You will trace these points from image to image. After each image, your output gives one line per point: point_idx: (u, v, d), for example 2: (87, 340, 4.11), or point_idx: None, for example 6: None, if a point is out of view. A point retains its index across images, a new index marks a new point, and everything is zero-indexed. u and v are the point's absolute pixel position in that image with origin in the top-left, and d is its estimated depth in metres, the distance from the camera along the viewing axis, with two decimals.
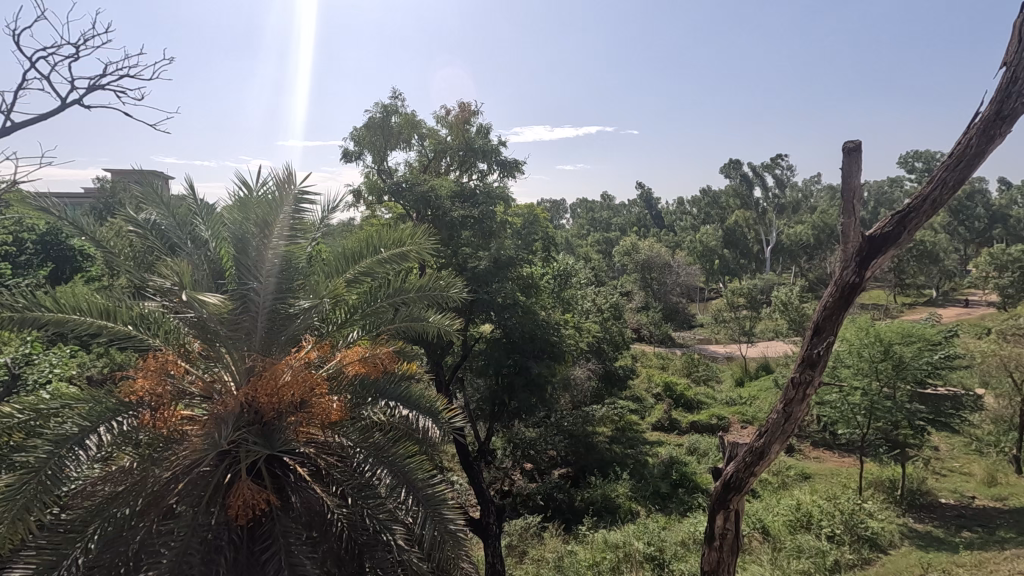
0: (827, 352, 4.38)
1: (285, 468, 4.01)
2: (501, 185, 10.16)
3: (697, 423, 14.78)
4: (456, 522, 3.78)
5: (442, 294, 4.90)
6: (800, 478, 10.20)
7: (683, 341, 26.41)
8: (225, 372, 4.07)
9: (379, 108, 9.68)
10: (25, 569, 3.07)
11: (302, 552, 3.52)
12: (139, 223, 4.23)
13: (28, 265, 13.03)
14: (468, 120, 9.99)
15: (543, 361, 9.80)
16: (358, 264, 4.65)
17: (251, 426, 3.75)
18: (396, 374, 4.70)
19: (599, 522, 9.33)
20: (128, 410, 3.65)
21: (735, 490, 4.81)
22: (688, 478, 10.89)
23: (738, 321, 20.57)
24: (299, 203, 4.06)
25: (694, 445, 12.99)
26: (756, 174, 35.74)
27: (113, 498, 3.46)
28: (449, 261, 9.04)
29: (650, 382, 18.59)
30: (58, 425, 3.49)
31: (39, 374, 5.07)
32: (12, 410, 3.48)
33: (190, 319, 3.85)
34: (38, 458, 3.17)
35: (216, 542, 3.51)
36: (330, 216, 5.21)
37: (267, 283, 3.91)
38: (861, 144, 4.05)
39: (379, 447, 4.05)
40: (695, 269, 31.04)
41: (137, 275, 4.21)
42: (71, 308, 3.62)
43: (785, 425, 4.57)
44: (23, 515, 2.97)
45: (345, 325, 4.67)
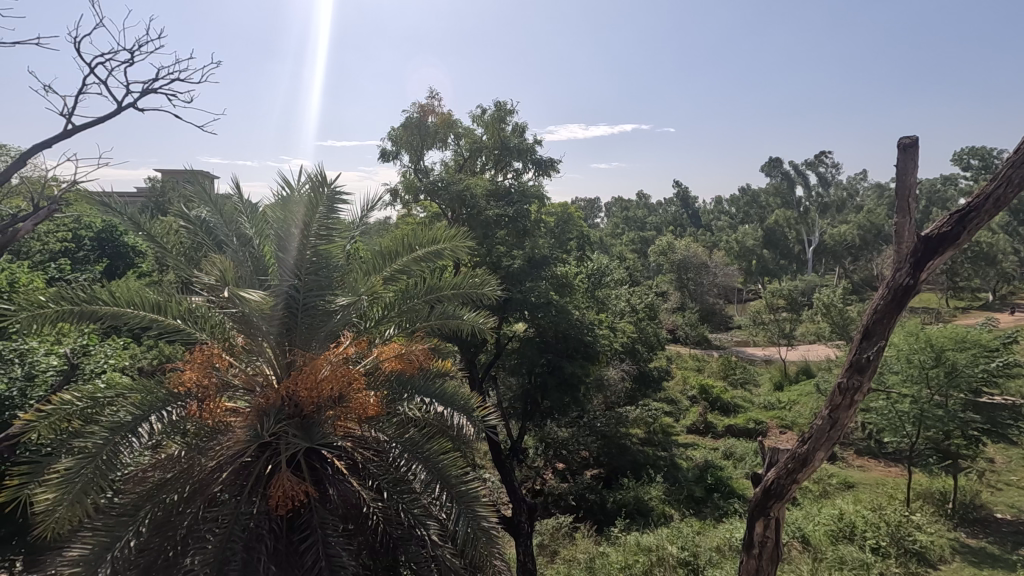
0: (877, 357, 4.21)
1: (324, 461, 4.07)
2: (537, 184, 10.16)
3: (734, 427, 14.43)
4: (489, 519, 3.79)
5: (477, 292, 4.94)
6: (843, 487, 9.86)
7: (720, 343, 25.87)
8: (266, 366, 4.18)
9: (416, 108, 9.83)
10: (81, 549, 3.24)
11: (339, 544, 3.62)
12: (190, 220, 4.40)
13: (85, 260, 13.75)
14: (504, 120, 10.03)
15: (577, 361, 9.73)
16: (395, 262, 4.71)
17: (291, 419, 3.86)
18: (431, 371, 4.72)
19: (631, 524, 9.21)
20: (175, 401, 3.75)
21: (776, 497, 4.67)
22: (723, 483, 10.67)
23: (778, 322, 20.00)
24: (334, 203, 4.14)
25: (730, 450, 12.70)
26: (799, 173, 34.77)
27: (162, 485, 3.62)
28: (483, 259, 9.06)
29: (685, 384, 18.25)
30: (113, 413, 3.66)
31: (95, 365, 5.61)
32: (72, 397, 3.68)
33: (234, 314, 4.00)
34: (95, 443, 3.34)
35: (257, 531, 3.60)
36: (369, 215, 5.27)
37: (307, 281, 4.02)
38: (918, 139, 3.87)
39: (414, 442, 4.10)
40: (732, 269, 30.41)
41: (185, 269, 4.37)
42: (125, 302, 3.80)
43: (831, 432, 4.40)
44: (81, 498, 3.17)
45: (382, 322, 4.74)
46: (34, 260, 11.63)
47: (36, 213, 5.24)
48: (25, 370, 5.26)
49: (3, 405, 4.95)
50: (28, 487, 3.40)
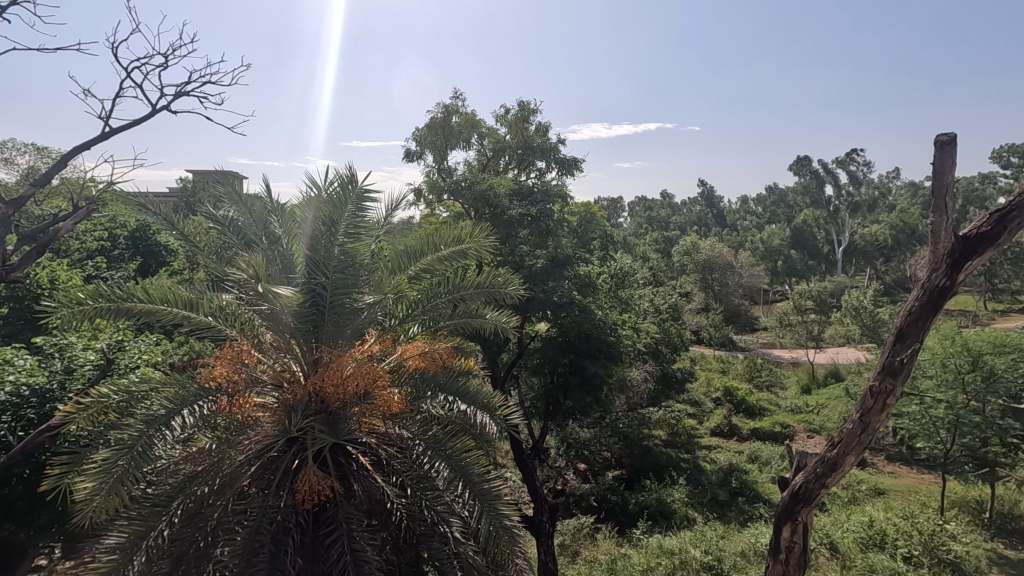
0: (911, 360, 4.10)
1: (349, 457, 4.13)
2: (560, 183, 10.15)
3: (760, 430, 14.19)
4: (512, 518, 3.80)
5: (500, 291, 4.95)
6: (873, 493, 9.61)
7: (745, 345, 25.45)
8: (294, 363, 4.27)
9: (441, 108, 9.90)
10: (117, 537, 3.36)
11: (363, 539, 3.67)
12: (219, 220, 4.47)
13: (120, 258, 14.20)
14: (528, 119, 10.05)
15: (600, 361, 9.66)
16: (419, 261, 4.76)
17: (317, 414, 3.93)
18: (455, 369, 4.73)
19: (653, 527, 9.11)
20: (206, 396, 3.83)
21: (804, 502, 4.58)
22: (748, 487, 10.49)
23: (806, 324, 19.56)
24: (362, 202, 4.20)
25: (755, 453, 12.49)
26: (829, 171, 34.00)
27: (194, 477, 3.72)
28: (506, 259, 9.11)
29: (709, 385, 18.01)
30: (147, 406, 3.77)
31: (130, 360, 5.87)
32: (108, 390, 3.80)
33: (264, 312, 4.10)
34: (130, 435, 3.45)
35: (285, 524, 3.68)
36: (393, 214, 5.33)
37: (335, 279, 4.06)
38: (956, 136, 3.77)
39: (437, 440, 4.13)
40: (758, 270, 29.92)
41: (217, 267, 4.47)
42: (159, 300, 3.91)
43: (862, 436, 4.30)
44: (117, 488, 3.29)
45: (406, 321, 4.80)
46: (73, 259, 12.08)
47: (75, 213, 5.46)
48: (65, 363, 5.63)
49: (45, 397, 5.27)
50: (69, 476, 3.53)
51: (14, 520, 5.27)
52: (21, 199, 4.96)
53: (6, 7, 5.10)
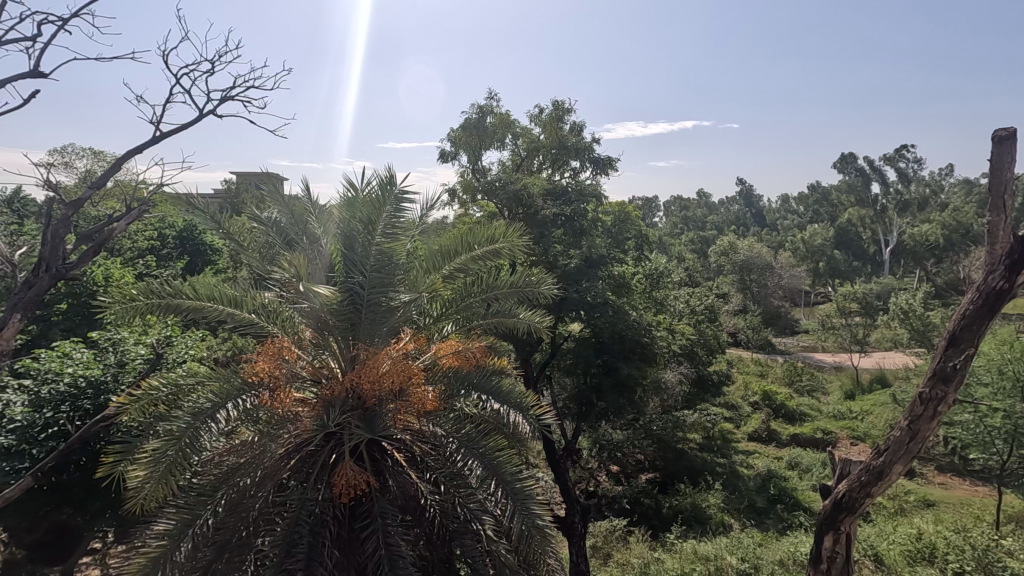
0: (965, 366, 3.92)
1: (384, 452, 4.20)
2: (594, 183, 10.09)
3: (800, 436, 13.78)
4: (545, 518, 3.78)
5: (534, 290, 4.94)
6: (922, 505, 9.20)
7: (784, 348, 24.75)
8: (332, 360, 4.37)
9: (476, 108, 9.99)
10: (166, 524, 3.51)
11: (398, 534, 3.73)
12: (263, 220, 4.62)
13: (168, 257, 14.83)
14: (562, 119, 10.03)
15: (634, 361, 9.55)
16: (453, 260, 4.79)
17: (354, 410, 4.01)
18: (489, 367, 4.75)
19: (688, 531, 8.96)
20: (249, 390, 3.95)
21: (848, 511, 4.43)
22: (787, 495, 10.20)
23: (850, 327, 18.89)
24: (400, 202, 4.27)
25: (795, 459, 12.12)
26: (875, 169, 32.72)
27: (237, 469, 3.85)
28: (539, 259, 9.05)
29: (747, 389, 17.58)
30: (194, 399, 3.92)
31: (177, 354, 6.18)
32: (157, 383, 3.96)
33: (305, 309, 4.21)
34: (179, 426, 3.60)
35: (322, 516, 3.77)
36: (428, 214, 5.38)
37: (371, 278, 4.14)
38: (1016, 131, 3.61)
39: (470, 438, 4.16)
40: (799, 270, 29.04)
41: (260, 266, 4.61)
42: (206, 297, 4.05)
43: (910, 444, 4.13)
44: (166, 477, 3.44)
45: (440, 319, 4.85)
46: (125, 257, 12.69)
47: (129, 214, 5.75)
48: (118, 357, 5.94)
49: (100, 388, 5.59)
50: (122, 464, 3.71)
51: (72, 505, 5.58)
52: (80, 201, 5.25)
53: (69, 19, 5.40)
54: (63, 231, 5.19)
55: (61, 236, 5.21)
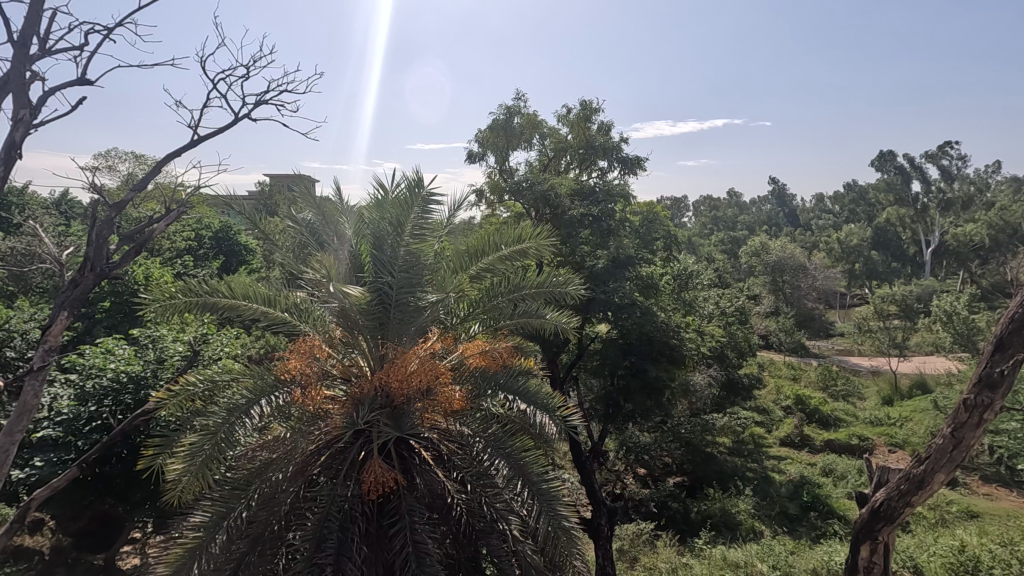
0: (1013, 372, 3.76)
1: (411, 451, 4.25)
2: (622, 183, 10.00)
3: (834, 442, 13.40)
4: (571, 520, 3.77)
5: (560, 291, 4.92)
6: (965, 516, 8.84)
7: (818, 352, 24.09)
8: (361, 358, 4.45)
9: (503, 109, 10.03)
10: (202, 516, 3.62)
11: (425, 532, 3.76)
12: (296, 221, 4.72)
13: (205, 257, 15.31)
14: (590, 119, 9.97)
15: (662, 363, 9.41)
16: (480, 261, 4.81)
17: (383, 408, 4.06)
18: (516, 368, 4.76)
19: (717, 537, 8.80)
20: (282, 387, 4.03)
21: (886, 520, 4.29)
22: (821, 502, 9.92)
23: (888, 330, 18.27)
24: (428, 204, 4.30)
25: (829, 466, 11.77)
26: (916, 166, 31.60)
27: (269, 464, 3.93)
28: (567, 259, 9.17)
29: (778, 393, 17.19)
30: (229, 395, 4.03)
31: (213, 351, 6.41)
32: (194, 379, 4.08)
33: (334, 309, 4.28)
34: (215, 422, 3.71)
35: (351, 512, 3.83)
36: (455, 214, 5.40)
37: (399, 278, 4.20)
38: None
39: (497, 438, 4.17)
40: (834, 272, 28.22)
41: (293, 266, 4.70)
42: (241, 296, 4.16)
43: (953, 453, 3.98)
44: (203, 470, 3.55)
45: (467, 319, 4.88)
46: (164, 258, 13.13)
47: (167, 215, 5.93)
48: (157, 354, 6.16)
49: (140, 384, 5.78)
50: (161, 457, 3.82)
51: (113, 495, 5.79)
52: (122, 202, 5.44)
53: (114, 27, 5.61)
54: (107, 232, 5.39)
55: (104, 237, 5.39)
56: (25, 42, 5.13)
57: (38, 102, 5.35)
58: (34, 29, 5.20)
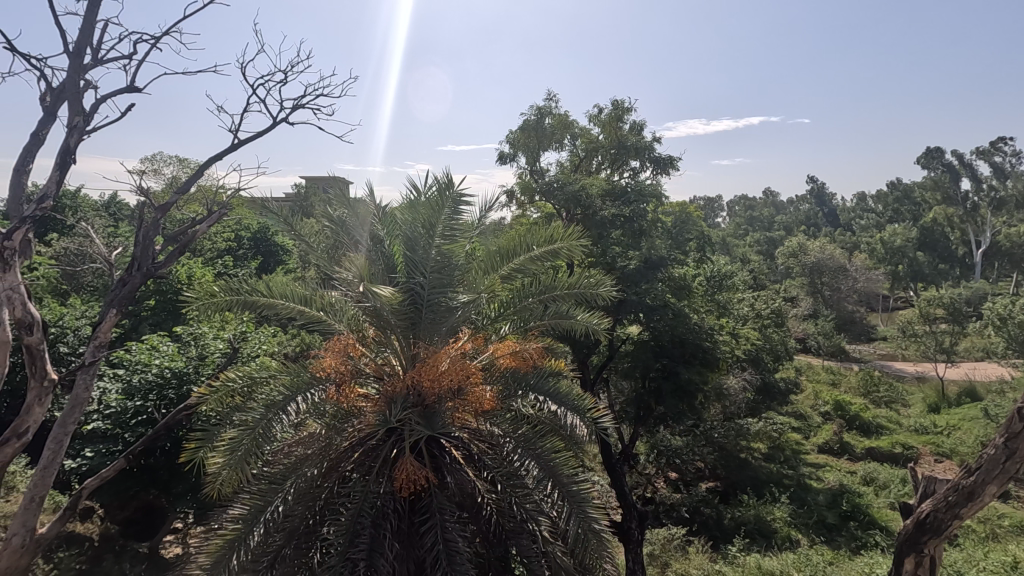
0: None
1: (442, 450, 4.29)
2: (655, 183, 9.87)
3: (876, 450, 12.93)
4: (601, 522, 3.75)
5: (591, 292, 4.87)
6: (1018, 531, 8.39)
7: (860, 356, 23.26)
8: (394, 357, 4.52)
9: (535, 110, 10.04)
10: (242, 509, 3.72)
11: (455, 530, 3.79)
12: (332, 223, 4.84)
13: (244, 258, 15.81)
14: (622, 118, 9.88)
15: (694, 367, 9.23)
16: (512, 261, 4.81)
17: (415, 407, 4.11)
18: (546, 368, 4.74)
19: (752, 544, 8.60)
20: (317, 384, 4.11)
21: (933, 533, 4.12)
22: (861, 512, 9.59)
23: (935, 335, 17.49)
24: (458, 205, 4.33)
25: (870, 474, 11.36)
26: (966, 163, 30.19)
27: (305, 459, 4.03)
28: (598, 260, 9.12)
29: (817, 398, 16.68)
30: (267, 391, 4.13)
31: (251, 349, 6.62)
32: (234, 375, 4.20)
33: (367, 308, 4.36)
34: (254, 417, 3.81)
35: (384, 509, 3.88)
36: (487, 215, 5.42)
37: (431, 278, 4.26)
38: None
39: (527, 439, 4.17)
40: (878, 274, 27.17)
41: (328, 266, 4.80)
42: (279, 295, 4.28)
43: (1007, 464, 3.81)
44: (242, 464, 3.66)
45: (498, 320, 4.90)
46: (206, 258, 13.59)
47: (210, 216, 6.15)
48: (199, 350, 6.40)
49: (183, 379, 6.01)
50: (202, 451, 3.94)
51: (158, 486, 6.03)
52: (167, 205, 5.65)
53: (161, 36, 5.84)
54: (153, 233, 5.61)
55: (151, 238, 5.62)
56: (80, 52, 5.40)
57: (92, 109, 5.63)
58: (88, 40, 5.48)
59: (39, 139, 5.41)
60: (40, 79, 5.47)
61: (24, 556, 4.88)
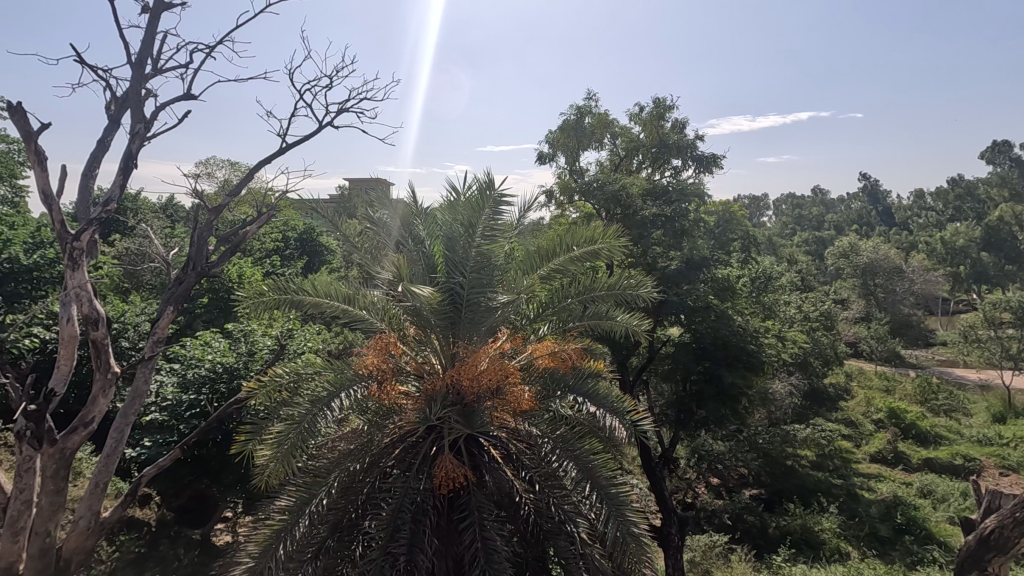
0: None
1: (481, 448, 4.33)
2: (697, 182, 9.67)
3: (934, 461, 12.28)
4: (641, 526, 3.70)
5: (632, 293, 4.80)
6: None
7: (917, 362, 22.12)
8: (433, 356, 4.59)
9: (574, 110, 9.99)
10: (288, 500, 3.84)
11: (494, 529, 3.81)
12: (375, 223, 4.94)
13: (290, 257, 16.35)
14: (663, 117, 9.72)
15: (738, 370, 8.95)
16: (551, 261, 4.80)
17: (454, 405, 4.17)
18: (585, 369, 4.70)
19: (798, 555, 8.31)
20: (360, 381, 4.20)
21: (997, 550, 3.91)
22: (917, 526, 9.12)
23: (1000, 340, 16.45)
24: (498, 205, 4.36)
25: (927, 486, 10.78)
26: None
27: (348, 455, 4.13)
28: (638, 260, 9.03)
29: (869, 404, 15.97)
30: (313, 387, 4.26)
31: (297, 346, 6.85)
32: (281, 371, 4.35)
33: (408, 307, 4.43)
34: (300, 412, 3.93)
35: (423, 506, 3.94)
36: (526, 216, 5.42)
37: (470, 279, 4.30)
38: None
39: (566, 440, 4.16)
40: (937, 275, 25.77)
41: (370, 266, 4.91)
42: (324, 294, 4.40)
43: None
44: (289, 457, 3.78)
45: (537, 320, 4.91)
46: (255, 258, 14.11)
47: (259, 218, 6.37)
48: (248, 347, 6.66)
49: (233, 374, 6.28)
50: (251, 443, 4.09)
51: (209, 477, 6.28)
52: (220, 207, 5.89)
53: (216, 45, 6.11)
54: (207, 235, 5.86)
55: (205, 239, 5.86)
56: (141, 63, 5.70)
57: (152, 116, 5.93)
58: (150, 51, 5.78)
59: (105, 146, 5.74)
60: (105, 88, 5.79)
61: (90, 538, 5.19)
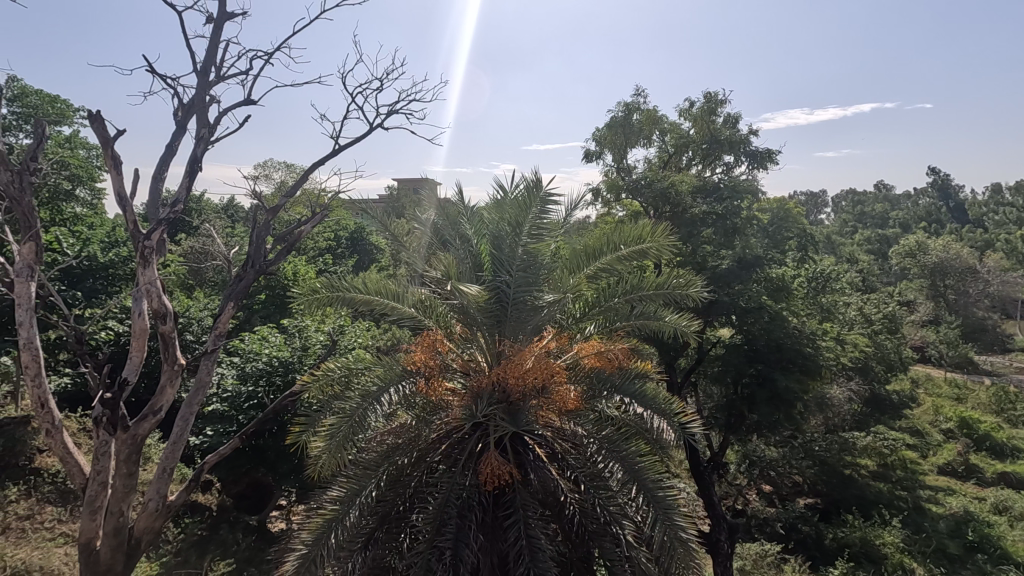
0: None
1: (526, 446, 4.32)
2: (750, 178, 9.36)
3: (1011, 475, 11.44)
4: (689, 532, 3.62)
5: (681, 293, 4.69)
6: None
7: (992, 369, 20.62)
8: (479, 354, 4.64)
9: (622, 107, 9.84)
10: (339, 491, 3.96)
11: (539, 527, 3.82)
12: (423, 223, 5.03)
13: (342, 256, 16.85)
14: (714, 112, 9.47)
15: (793, 374, 8.49)
16: (597, 261, 4.75)
17: (500, 403, 4.19)
18: (632, 369, 4.62)
19: (857, 568, 7.92)
20: (407, 377, 4.29)
21: None
22: (991, 544, 8.54)
23: None
24: (545, 204, 4.37)
25: (1003, 502, 10.06)
26: None
27: (396, 449, 4.22)
28: (688, 259, 8.83)
29: (937, 413, 15.03)
30: (363, 382, 4.38)
31: (348, 342, 7.06)
32: (333, 366, 4.49)
33: (455, 305, 4.48)
34: (351, 405, 4.05)
35: (469, 502, 3.99)
36: (572, 215, 5.39)
37: (516, 277, 4.31)
38: None
39: (612, 440, 4.12)
40: (1016, 276, 23.94)
41: (418, 264, 4.99)
42: (376, 292, 4.51)
43: None
44: (340, 449, 3.91)
45: (583, 320, 4.87)
46: (309, 256, 14.62)
47: (313, 218, 6.59)
48: (302, 342, 6.91)
49: (288, 367, 6.53)
50: (305, 434, 4.25)
51: (266, 466, 6.55)
52: (277, 207, 6.11)
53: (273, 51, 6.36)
54: (265, 234, 6.11)
55: (262, 238, 6.10)
56: (206, 71, 6.00)
57: (215, 121, 6.23)
58: (213, 59, 6.07)
59: (173, 150, 6.08)
60: (173, 96, 6.12)
61: (158, 518, 5.52)
